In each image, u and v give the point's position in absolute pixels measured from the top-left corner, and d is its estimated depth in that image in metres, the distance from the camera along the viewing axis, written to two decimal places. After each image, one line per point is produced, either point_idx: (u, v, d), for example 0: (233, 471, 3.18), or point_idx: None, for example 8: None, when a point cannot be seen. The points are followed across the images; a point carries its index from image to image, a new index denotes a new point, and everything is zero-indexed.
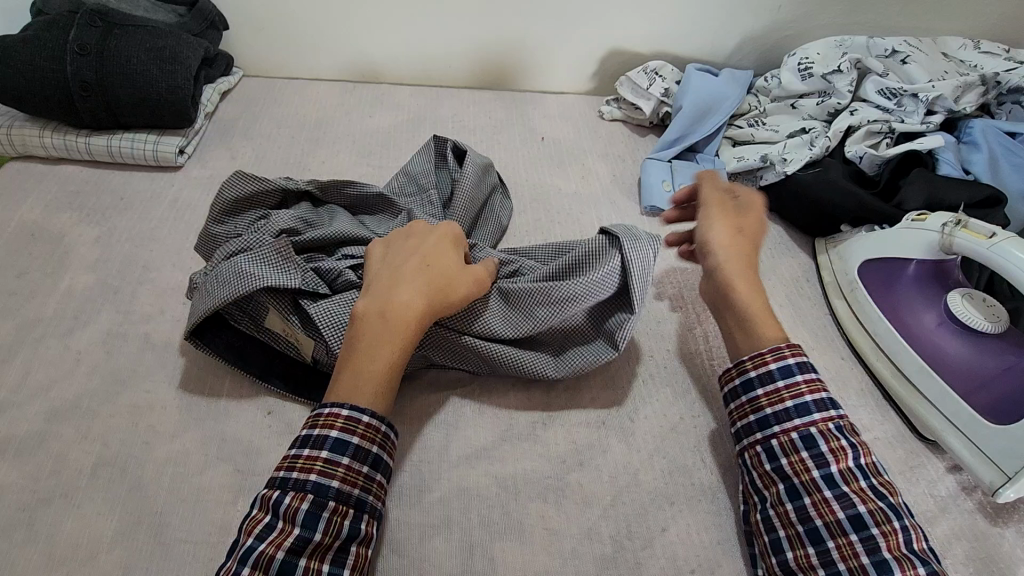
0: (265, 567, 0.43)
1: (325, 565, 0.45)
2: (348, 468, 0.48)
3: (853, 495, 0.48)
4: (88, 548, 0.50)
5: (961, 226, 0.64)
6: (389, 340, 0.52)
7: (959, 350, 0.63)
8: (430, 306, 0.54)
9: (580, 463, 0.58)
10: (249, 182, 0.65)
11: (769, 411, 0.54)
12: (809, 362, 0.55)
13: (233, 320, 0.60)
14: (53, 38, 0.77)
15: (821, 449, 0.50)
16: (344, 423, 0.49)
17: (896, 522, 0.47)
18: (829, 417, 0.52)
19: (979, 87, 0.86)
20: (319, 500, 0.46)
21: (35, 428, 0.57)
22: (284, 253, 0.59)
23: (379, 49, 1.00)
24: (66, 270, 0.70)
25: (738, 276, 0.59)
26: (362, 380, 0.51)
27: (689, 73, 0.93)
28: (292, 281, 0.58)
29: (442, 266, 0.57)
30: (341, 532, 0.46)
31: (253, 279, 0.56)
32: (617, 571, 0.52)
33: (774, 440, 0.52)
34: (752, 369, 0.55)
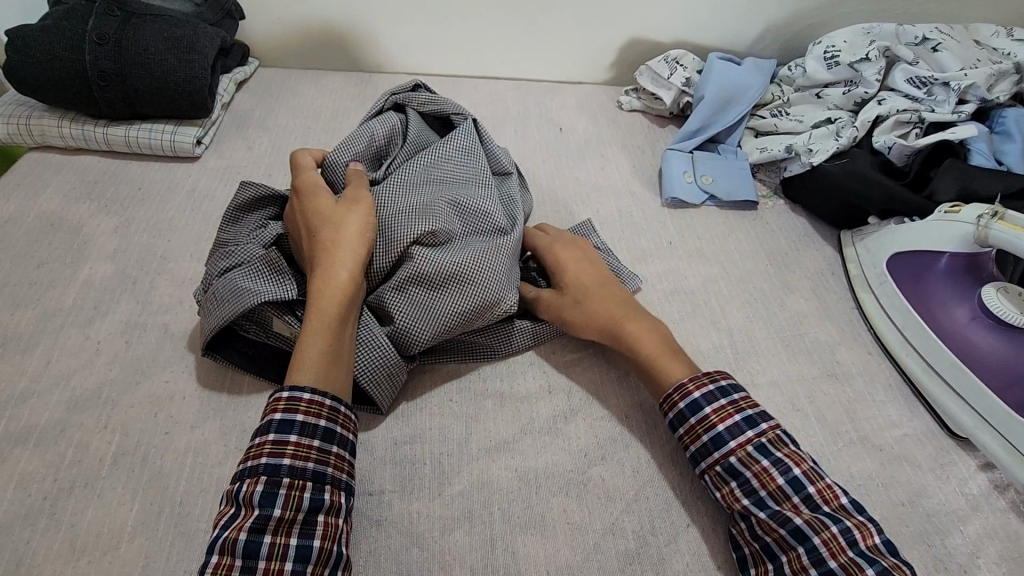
0: (233, 550, 0.42)
1: (293, 538, 0.44)
2: (297, 445, 0.47)
3: (785, 511, 0.48)
4: (110, 537, 0.50)
5: (997, 219, 0.62)
6: (323, 316, 0.52)
7: (994, 345, 0.62)
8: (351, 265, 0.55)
9: (602, 456, 0.57)
10: (250, 194, 0.65)
11: (693, 449, 0.53)
12: (712, 390, 0.53)
13: (243, 330, 0.59)
14: (71, 28, 0.77)
15: (746, 476, 0.50)
16: (286, 404, 0.48)
17: (835, 526, 0.47)
18: (746, 442, 0.51)
19: (1012, 75, 0.84)
20: (274, 479, 0.45)
21: (56, 417, 0.57)
22: (276, 264, 0.59)
23: (395, 38, 0.98)
24: (85, 259, 0.70)
25: (627, 334, 0.59)
26: (311, 357, 0.51)
27: (711, 61, 0.91)
28: (290, 292, 0.58)
29: (330, 218, 0.58)
30: (301, 504, 0.45)
31: (252, 295, 0.56)
32: (641, 567, 0.51)
33: (706, 474, 0.52)
34: (668, 412, 0.55)
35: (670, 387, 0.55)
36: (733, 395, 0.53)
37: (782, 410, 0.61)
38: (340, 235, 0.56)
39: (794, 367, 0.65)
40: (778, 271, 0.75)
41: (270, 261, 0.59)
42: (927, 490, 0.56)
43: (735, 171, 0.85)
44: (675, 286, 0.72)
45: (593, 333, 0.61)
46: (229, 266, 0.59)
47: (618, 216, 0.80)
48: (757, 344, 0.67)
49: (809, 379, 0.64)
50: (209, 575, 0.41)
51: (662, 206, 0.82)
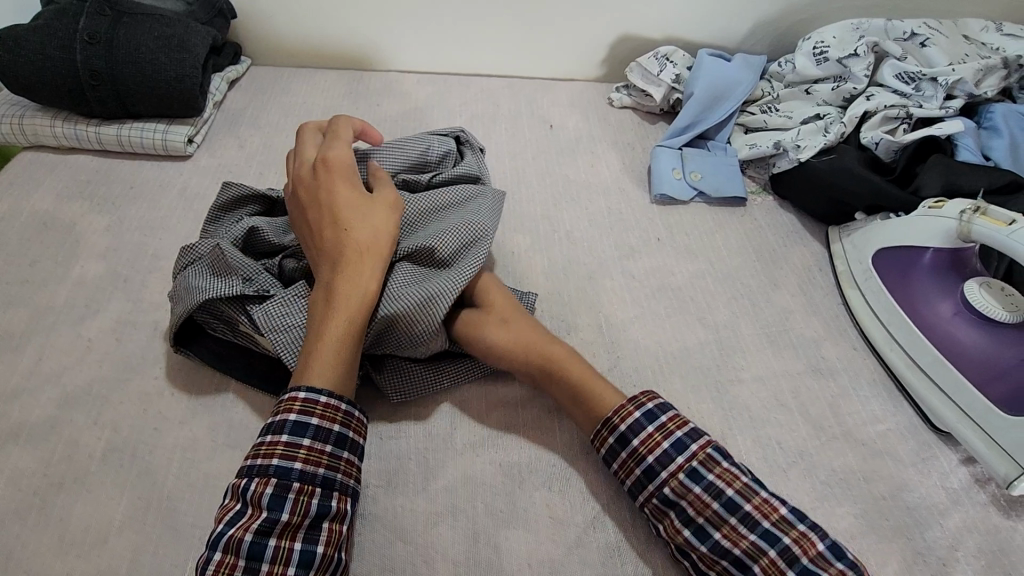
0: (237, 550, 0.43)
1: (297, 542, 0.44)
2: (310, 449, 0.47)
3: (724, 539, 0.47)
4: (99, 531, 0.51)
5: (979, 213, 0.62)
6: (345, 320, 0.52)
7: (975, 339, 0.62)
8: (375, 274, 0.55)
9: (586, 452, 0.58)
10: (231, 195, 0.67)
11: (628, 483, 0.52)
12: (636, 423, 0.52)
13: (208, 327, 0.60)
14: (63, 27, 0.78)
15: (682, 508, 0.49)
16: (302, 405, 0.48)
17: (772, 549, 0.46)
18: (678, 470, 0.49)
19: (1000, 70, 0.84)
20: (283, 483, 0.45)
21: (47, 414, 0.58)
22: (221, 260, 0.59)
23: (386, 35, 0.99)
24: (77, 258, 0.71)
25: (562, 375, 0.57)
26: (332, 360, 0.50)
27: (701, 58, 0.91)
28: (231, 289, 0.57)
29: (358, 217, 0.56)
30: (309, 510, 0.45)
31: (195, 294, 0.57)
32: (622, 561, 0.52)
33: (645, 508, 0.51)
34: (600, 449, 0.54)
35: (600, 422, 0.54)
36: (660, 418, 0.52)
37: (765, 405, 0.62)
38: (368, 240, 0.55)
39: (779, 363, 0.65)
40: (766, 267, 0.75)
41: (216, 258, 0.59)
42: (908, 483, 0.57)
43: (723, 167, 0.85)
44: (662, 282, 0.72)
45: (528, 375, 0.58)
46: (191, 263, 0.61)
47: (607, 213, 0.80)
48: (742, 339, 0.67)
49: (793, 374, 0.65)
50: (212, 572, 0.42)
51: (650, 203, 0.82)
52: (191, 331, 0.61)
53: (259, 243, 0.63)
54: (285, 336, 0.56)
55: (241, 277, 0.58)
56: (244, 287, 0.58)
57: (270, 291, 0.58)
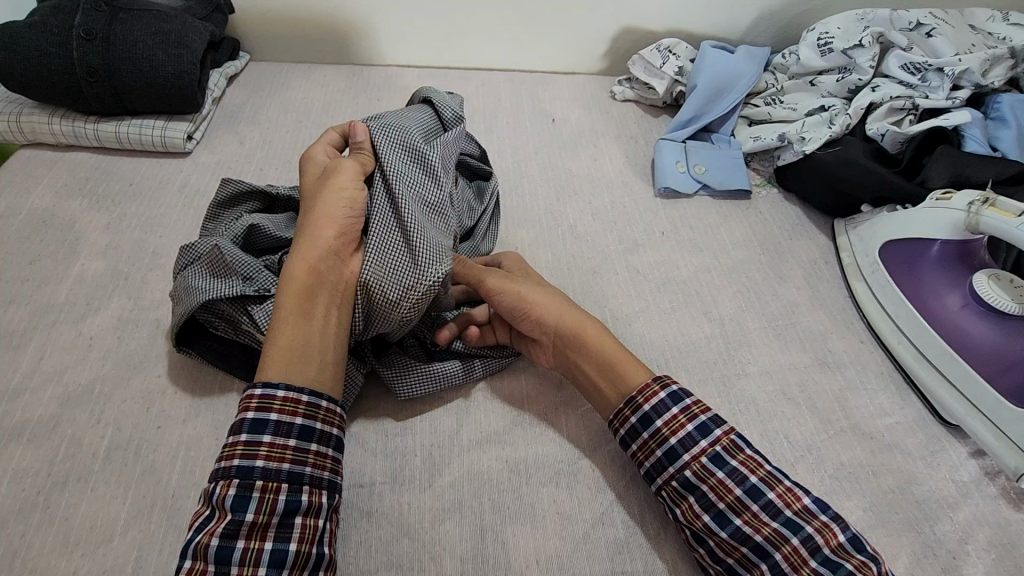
0: (205, 556, 0.43)
1: (268, 542, 0.44)
2: (271, 445, 0.47)
3: (746, 527, 0.47)
4: (103, 530, 0.51)
5: (988, 205, 0.62)
6: (287, 309, 0.52)
7: (982, 332, 0.62)
8: (310, 256, 0.54)
9: (592, 447, 0.58)
10: (229, 192, 0.67)
11: (648, 464, 0.52)
12: (663, 402, 0.52)
13: (210, 326, 0.60)
14: (60, 23, 0.77)
15: (704, 490, 0.49)
16: (259, 403, 0.48)
17: (794, 538, 0.46)
18: (700, 454, 0.50)
19: (1007, 60, 0.83)
20: (246, 482, 0.45)
21: (49, 412, 0.57)
22: (220, 260, 0.58)
23: (386, 31, 0.98)
24: (78, 256, 0.70)
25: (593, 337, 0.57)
26: (279, 349, 0.51)
27: (703, 49, 0.90)
28: (232, 289, 0.57)
29: (311, 207, 0.57)
30: (276, 508, 0.45)
31: (196, 295, 0.56)
32: (631, 556, 0.51)
33: (664, 491, 0.51)
34: (620, 429, 0.54)
35: (622, 400, 0.54)
36: (685, 400, 0.53)
37: (773, 400, 0.61)
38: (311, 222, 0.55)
39: (785, 356, 0.65)
40: (771, 260, 0.75)
41: (216, 257, 0.58)
42: (916, 477, 0.57)
43: (728, 161, 0.84)
44: (666, 276, 0.72)
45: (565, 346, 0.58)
46: (191, 263, 0.61)
47: (610, 207, 0.80)
48: (748, 333, 0.67)
49: (800, 367, 0.64)
50: None
51: (654, 196, 0.82)
52: (192, 330, 0.61)
53: (261, 239, 0.63)
54: None
55: (241, 277, 0.58)
56: (244, 287, 0.57)
57: (270, 290, 0.58)
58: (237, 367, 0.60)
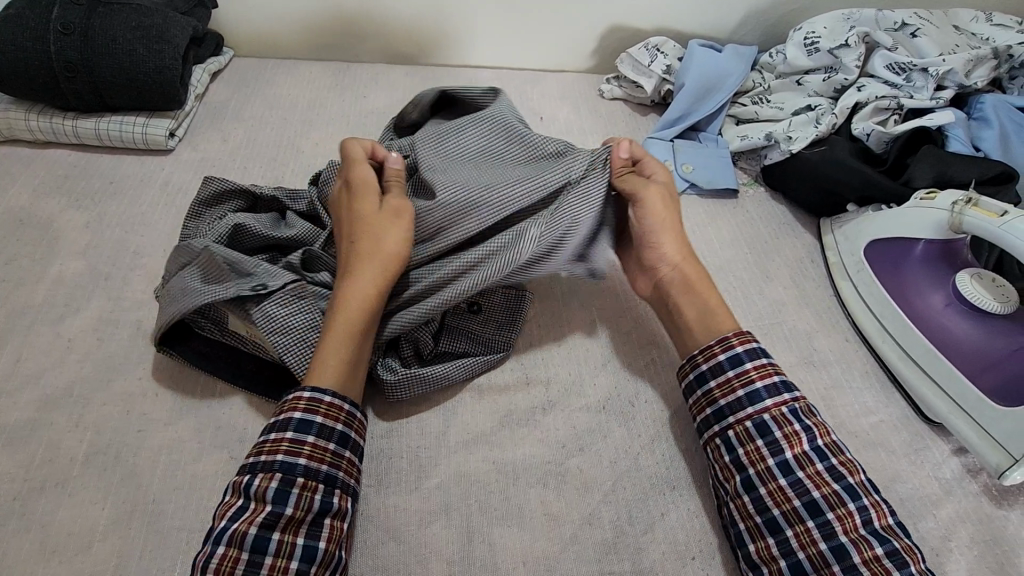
0: (241, 543, 0.43)
1: (300, 537, 0.45)
2: (314, 446, 0.48)
3: (807, 480, 0.48)
4: (82, 536, 0.50)
5: (971, 205, 0.62)
6: (344, 327, 0.52)
7: (966, 330, 0.63)
8: (372, 278, 0.54)
9: (580, 448, 0.57)
10: (211, 191, 0.66)
11: (723, 402, 0.53)
12: (759, 348, 0.54)
13: (198, 328, 0.59)
14: (36, 17, 0.75)
15: (776, 436, 0.50)
16: (307, 404, 0.49)
17: (852, 504, 0.47)
18: (783, 403, 0.51)
19: (990, 60, 0.84)
20: (288, 478, 0.45)
21: (27, 416, 0.56)
22: (214, 263, 0.57)
23: (373, 27, 0.97)
24: (56, 256, 0.69)
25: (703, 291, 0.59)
26: (330, 363, 0.51)
27: (691, 48, 0.90)
28: (227, 291, 0.55)
29: (368, 227, 0.57)
30: (313, 505, 0.46)
31: (192, 298, 0.55)
32: (619, 557, 0.51)
33: (730, 431, 0.52)
34: (703, 363, 0.55)
35: (715, 338, 0.56)
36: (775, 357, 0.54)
37: None
38: (373, 243, 0.56)
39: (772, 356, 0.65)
40: (758, 259, 0.75)
41: (208, 261, 0.57)
42: (900, 475, 0.57)
43: (716, 160, 0.84)
44: None
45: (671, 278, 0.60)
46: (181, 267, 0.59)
47: None
48: None
49: (786, 366, 0.64)
50: (216, 566, 0.42)
51: None
52: (179, 331, 0.60)
53: (247, 240, 0.62)
54: (287, 339, 0.55)
55: (237, 277, 0.57)
56: (240, 287, 0.56)
57: (268, 286, 0.56)
58: (222, 369, 0.59)
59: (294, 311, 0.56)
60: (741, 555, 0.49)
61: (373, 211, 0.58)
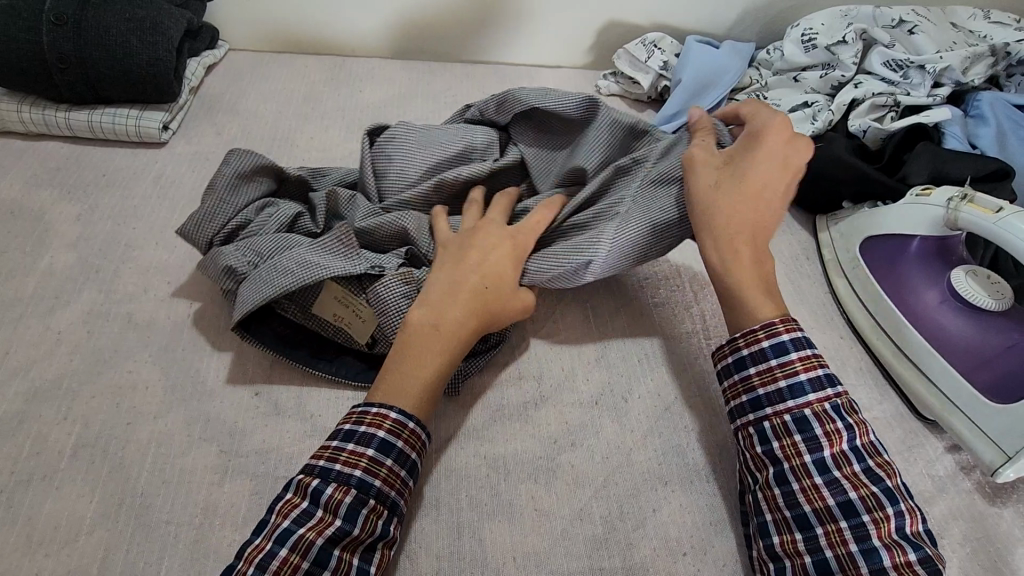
0: (303, 552, 0.43)
1: (356, 558, 0.45)
2: (390, 470, 0.48)
3: (845, 480, 0.48)
4: (68, 529, 0.49)
5: (967, 201, 0.62)
6: (441, 350, 0.53)
7: (959, 328, 0.63)
8: (478, 326, 0.55)
9: (572, 443, 0.57)
10: (237, 170, 0.65)
11: (762, 391, 0.52)
12: (805, 339, 0.52)
13: (280, 309, 0.61)
14: (28, 8, 0.75)
15: (816, 432, 0.49)
16: (391, 425, 0.49)
17: (889, 508, 0.46)
18: (825, 399, 0.50)
19: (987, 58, 0.84)
20: (361, 496, 0.46)
21: (15, 408, 0.56)
22: (345, 238, 0.61)
23: (370, 20, 0.96)
24: (47, 248, 0.68)
25: (732, 241, 0.55)
26: (414, 383, 0.51)
27: (689, 45, 0.91)
28: (358, 267, 0.60)
29: (497, 284, 0.56)
30: (377, 529, 0.46)
31: (322, 270, 0.58)
32: (609, 552, 0.51)
33: (767, 422, 0.51)
34: (744, 347, 0.53)
35: (759, 323, 0.53)
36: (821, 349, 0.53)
37: None
38: (495, 302, 0.56)
39: None
40: None
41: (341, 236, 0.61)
42: None
43: None
44: (648, 271, 0.71)
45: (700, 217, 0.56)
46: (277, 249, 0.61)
47: None
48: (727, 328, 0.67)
49: None
50: (275, 569, 0.42)
51: None
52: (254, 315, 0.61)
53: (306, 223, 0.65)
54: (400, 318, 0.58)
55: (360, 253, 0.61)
56: (364, 265, 0.60)
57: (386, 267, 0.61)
58: (287, 351, 0.60)
59: (405, 290, 0.59)
60: (763, 545, 0.49)
61: (506, 271, 0.57)
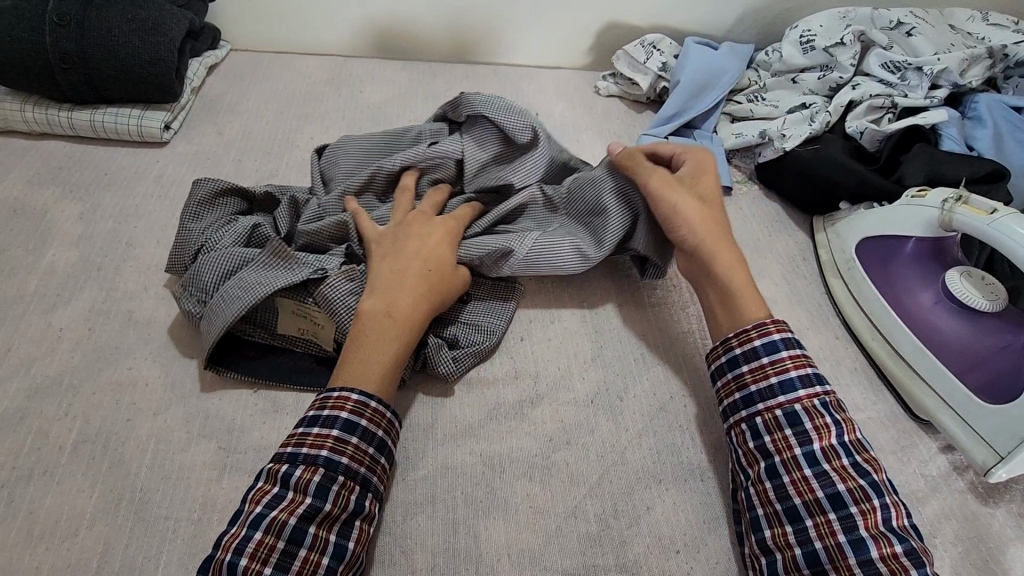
0: (278, 531, 0.44)
1: (332, 534, 0.46)
2: (357, 447, 0.49)
3: (833, 473, 0.48)
4: (68, 524, 0.50)
5: (961, 203, 0.62)
6: (397, 337, 0.54)
7: (954, 328, 0.63)
8: (428, 307, 0.57)
9: (567, 441, 0.57)
10: (198, 198, 0.66)
11: (754, 387, 0.53)
12: (795, 337, 0.54)
13: (247, 334, 0.61)
14: (32, 9, 0.76)
15: (806, 427, 0.50)
16: (353, 406, 0.50)
17: (876, 500, 0.47)
18: (814, 394, 0.51)
19: (985, 60, 0.84)
20: (329, 474, 0.47)
21: (17, 404, 0.56)
22: (279, 249, 0.60)
23: (371, 21, 0.97)
24: (49, 246, 0.69)
25: (725, 255, 0.60)
26: (377, 369, 0.52)
27: (687, 46, 0.91)
28: (298, 275, 0.59)
29: (438, 269, 0.59)
30: (349, 504, 0.47)
31: (263, 287, 0.57)
32: (603, 550, 0.51)
33: (759, 418, 0.52)
34: (737, 346, 0.55)
35: (751, 324, 0.55)
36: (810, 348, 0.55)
37: None
38: (438, 285, 0.58)
39: None
40: (750, 256, 0.75)
41: (274, 250, 0.60)
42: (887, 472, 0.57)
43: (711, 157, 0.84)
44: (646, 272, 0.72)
45: (698, 239, 0.60)
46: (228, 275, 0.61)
47: None
48: None
49: None
50: (251, 550, 0.43)
51: None
52: (223, 349, 0.60)
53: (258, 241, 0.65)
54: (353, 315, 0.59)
55: (299, 262, 0.61)
56: (305, 272, 0.60)
57: (326, 267, 0.61)
58: (265, 373, 0.60)
59: (352, 287, 0.60)
60: (754, 539, 0.49)
61: (442, 255, 0.60)
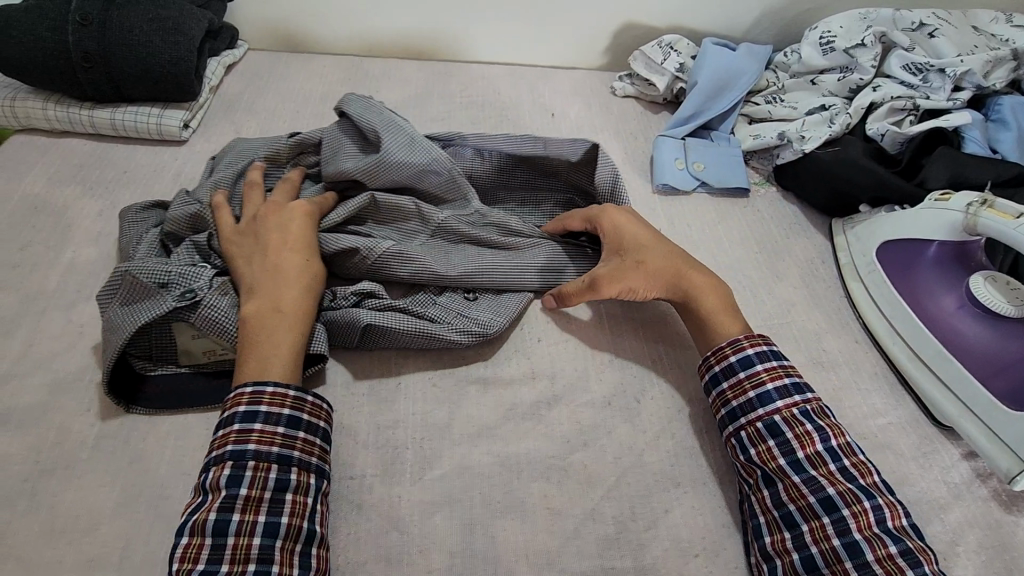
0: (202, 531, 0.45)
1: (261, 515, 0.46)
2: (262, 431, 0.49)
3: (821, 479, 0.50)
4: (89, 518, 0.50)
5: (986, 206, 0.62)
6: (291, 328, 0.54)
7: (977, 333, 0.62)
8: (311, 293, 0.58)
9: (584, 443, 0.57)
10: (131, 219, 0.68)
11: (735, 403, 0.55)
12: (768, 351, 0.57)
13: (149, 368, 0.58)
14: (55, 9, 0.76)
15: (787, 436, 0.52)
16: (250, 399, 0.50)
17: (866, 501, 0.49)
18: (793, 404, 0.54)
19: (1009, 62, 0.83)
20: (239, 463, 0.47)
21: (38, 399, 0.57)
22: (132, 280, 0.57)
23: (388, 21, 0.97)
24: (69, 243, 0.70)
25: (694, 284, 0.62)
26: (278, 362, 0.52)
27: (705, 47, 0.90)
28: (160, 306, 0.56)
29: (307, 257, 0.59)
30: (267, 483, 0.47)
31: (131, 324, 0.55)
32: (620, 552, 0.51)
33: (743, 432, 0.54)
34: (715, 365, 0.58)
35: (725, 341, 0.58)
36: (782, 360, 0.57)
37: None
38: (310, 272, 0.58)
39: None
40: (767, 259, 0.74)
41: (128, 286, 0.57)
42: (908, 479, 0.56)
43: (727, 159, 0.84)
44: None
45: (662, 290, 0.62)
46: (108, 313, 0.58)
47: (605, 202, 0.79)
48: None
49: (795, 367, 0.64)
50: (181, 555, 0.44)
51: (653, 192, 0.81)
52: (131, 389, 0.58)
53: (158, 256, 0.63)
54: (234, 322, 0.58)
55: (162, 287, 0.57)
56: (171, 298, 0.57)
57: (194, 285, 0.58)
58: (190, 397, 0.58)
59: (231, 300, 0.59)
60: (757, 546, 0.50)
61: (303, 241, 0.60)
